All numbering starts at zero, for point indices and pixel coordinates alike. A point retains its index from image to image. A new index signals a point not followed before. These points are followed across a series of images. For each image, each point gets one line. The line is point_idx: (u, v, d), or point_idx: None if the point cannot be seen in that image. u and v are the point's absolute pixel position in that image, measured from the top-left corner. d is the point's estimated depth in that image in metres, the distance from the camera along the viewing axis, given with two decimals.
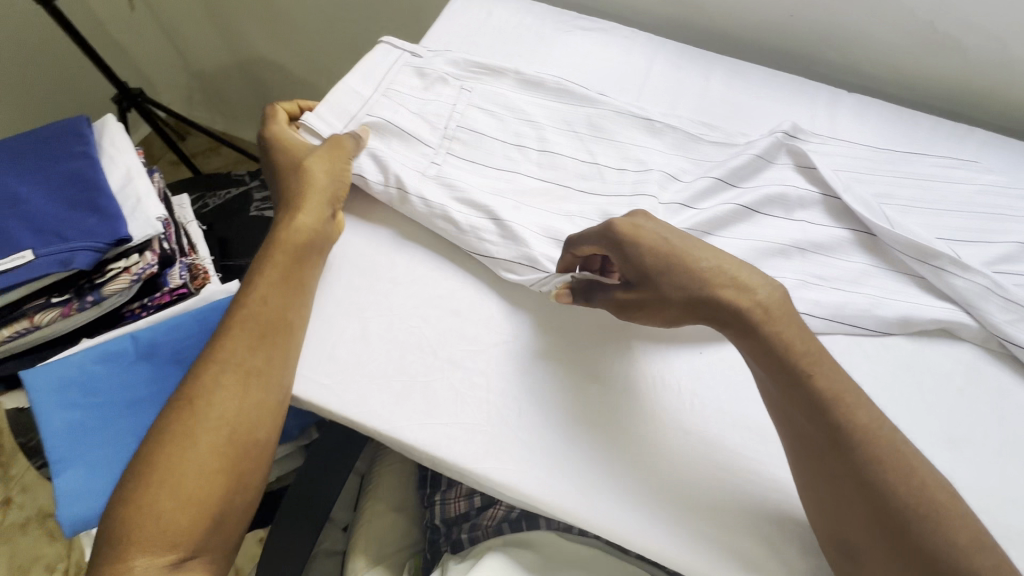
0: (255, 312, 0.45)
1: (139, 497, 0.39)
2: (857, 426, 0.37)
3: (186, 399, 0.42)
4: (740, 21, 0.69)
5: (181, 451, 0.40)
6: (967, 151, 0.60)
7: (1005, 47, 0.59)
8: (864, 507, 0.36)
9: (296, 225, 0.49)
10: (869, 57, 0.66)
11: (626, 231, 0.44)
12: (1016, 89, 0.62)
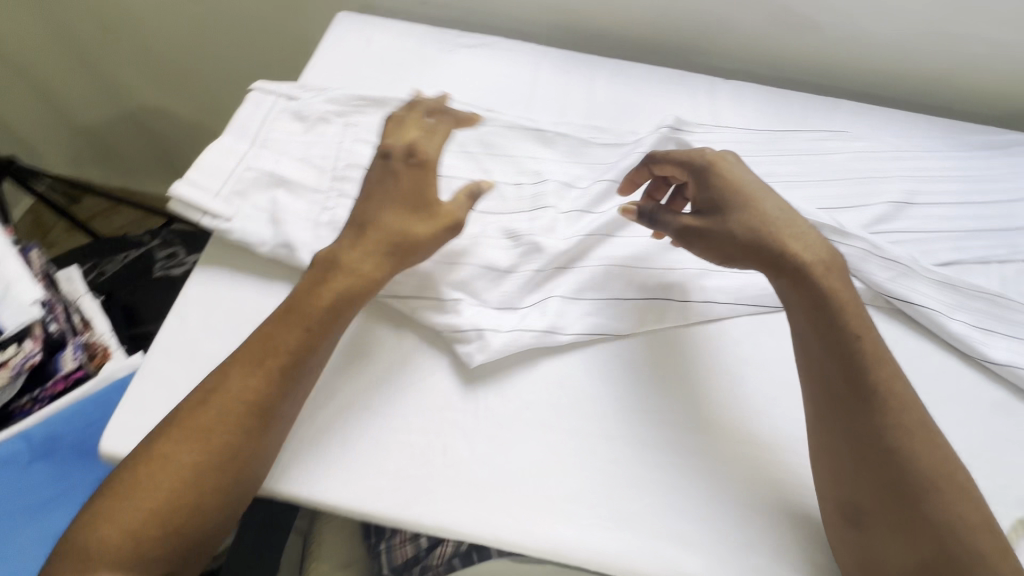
0: (292, 331, 0.41)
1: (105, 523, 0.36)
2: (895, 395, 0.40)
3: (174, 427, 0.38)
4: (615, 20, 0.67)
5: (160, 484, 0.36)
6: (840, 123, 0.62)
7: (853, 22, 0.62)
8: (881, 470, 0.39)
9: (358, 260, 0.44)
10: (743, 43, 0.67)
11: (710, 160, 0.47)
12: (869, 60, 0.65)
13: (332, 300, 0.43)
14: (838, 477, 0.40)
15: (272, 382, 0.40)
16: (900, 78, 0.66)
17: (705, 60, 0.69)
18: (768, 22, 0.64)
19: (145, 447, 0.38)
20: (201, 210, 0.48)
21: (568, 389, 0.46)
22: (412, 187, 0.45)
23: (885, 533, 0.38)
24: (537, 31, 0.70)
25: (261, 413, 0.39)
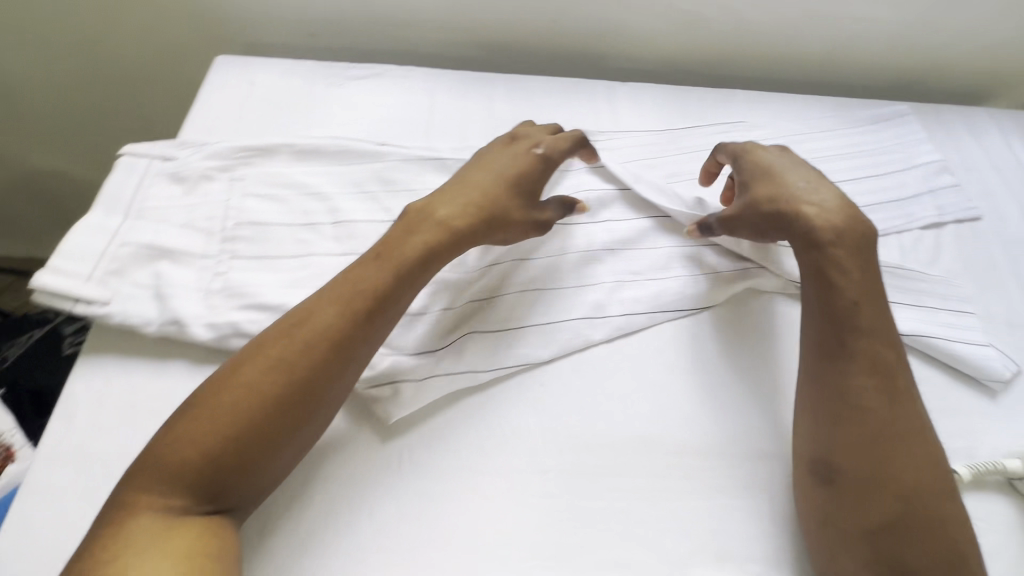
0: (390, 269, 0.43)
1: (180, 440, 0.35)
2: (892, 364, 0.42)
3: (312, 334, 0.39)
4: (508, 32, 0.66)
5: (231, 411, 0.36)
6: (739, 113, 0.63)
7: (735, 12, 0.63)
8: (863, 427, 0.40)
9: (452, 216, 0.46)
10: (636, 42, 0.67)
11: (753, 150, 0.51)
12: (756, 45, 0.66)
13: (408, 251, 0.44)
14: (819, 430, 0.42)
15: (355, 319, 0.40)
16: (791, 58, 0.68)
17: (605, 61, 0.69)
18: (659, 15, 0.64)
19: (229, 365, 0.38)
20: (73, 298, 0.44)
21: (501, 426, 0.45)
22: (519, 166, 0.50)
23: (860, 489, 0.39)
24: (432, 54, 0.69)
25: (340, 351, 0.39)
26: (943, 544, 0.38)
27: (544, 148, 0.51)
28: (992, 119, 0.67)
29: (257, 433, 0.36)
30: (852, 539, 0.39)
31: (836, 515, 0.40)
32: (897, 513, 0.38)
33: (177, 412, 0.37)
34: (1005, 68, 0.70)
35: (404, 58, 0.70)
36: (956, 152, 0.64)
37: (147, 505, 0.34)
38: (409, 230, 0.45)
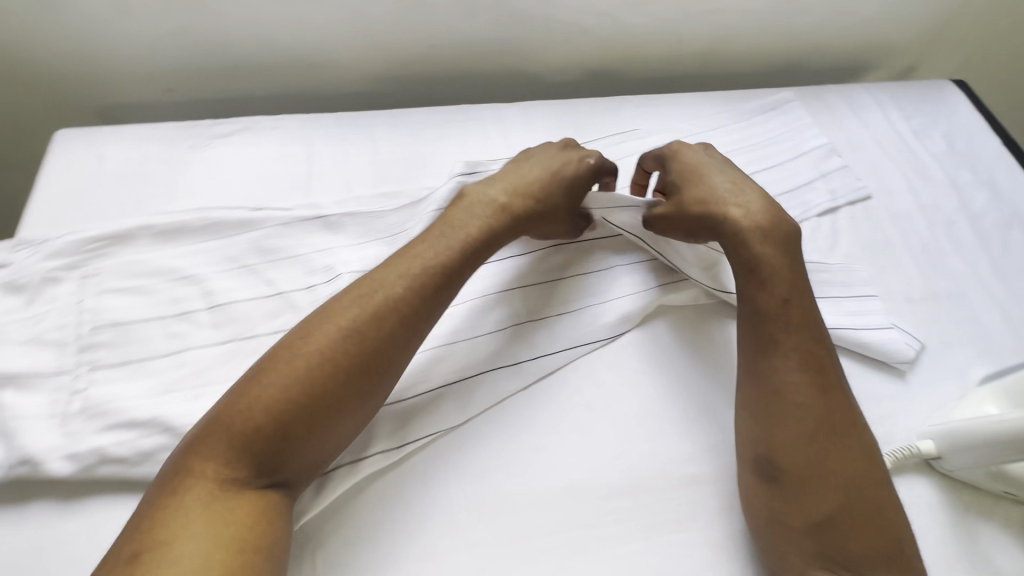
0: (478, 221, 0.57)
1: (318, 335, 0.48)
2: (793, 318, 0.54)
3: (410, 270, 0.52)
4: (433, 76, 0.81)
5: (356, 324, 0.48)
6: (628, 122, 0.77)
7: (614, 20, 0.78)
8: (789, 356, 0.52)
9: (508, 200, 0.59)
10: (541, 64, 0.82)
11: (679, 155, 0.63)
12: (640, 39, 0.81)
13: (487, 221, 0.57)
14: (753, 355, 0.54)
15: (448, 259, 0.53)
16: (692, 67, 0.86)
17: (540, 91, 0.86)
18: (576, 50, 0.81)
19: (359, 286, 0.51)
20: (50, 346, 0.52)
21: (462, 390, 0.55)
22: (572, 167, 0.61)
23: (784, 404, 0.51)
24: (376, 93, 0.82)
25: (440, 285, 0.52)
26: (845, 455, 0.49)
27: (593, 160, 0.61)
28: (865, 95, 0.83)
29: (370, 353, 0.48)
30: (780, 447, 0.50)
31: (763, 424, 0.51)
32: (810, 424, 0.50)
33: (315, 316, 0.49)
34: (851, 56, 0.91)
35: (352, 94, 0.81)
36: (836, 127, 0.79)
37: (281, 385, 0.45)
38: (483, 207, 0.58)
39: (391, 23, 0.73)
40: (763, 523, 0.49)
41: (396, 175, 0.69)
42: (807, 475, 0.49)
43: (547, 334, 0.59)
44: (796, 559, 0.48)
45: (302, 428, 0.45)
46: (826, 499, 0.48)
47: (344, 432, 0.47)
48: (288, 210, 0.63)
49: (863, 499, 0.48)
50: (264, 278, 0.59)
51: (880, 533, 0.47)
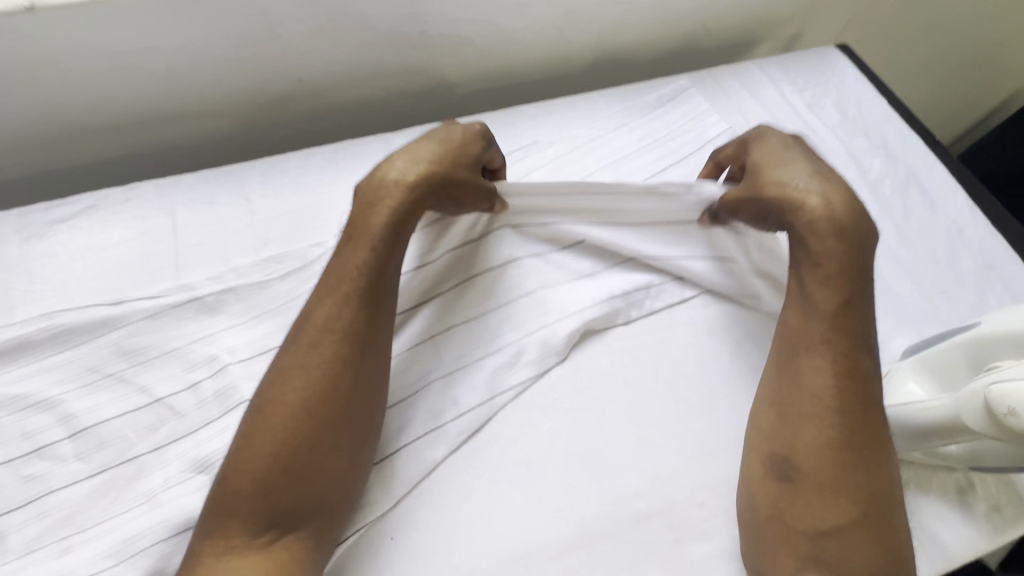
0: (379, 213, 0.52)
1: (275, 386, 0.47)
2: (844, 322, 0.51)
3: (337, 290, 0.50)
4: (309, 105, 0.74)
5: (305, 362, 0.47)
6: (527, 134, 0.73)
7: (494, 26, 0.72)
8: (828, 355, 0.50)
9: (403, 173, 0.53)
10: (425, 77, 0.77)
11: (759, 142, 0.60)
12: (524, 41, 0.76)
13: (388, 206, 0.52)
14: (794, 348, 0.52)
15: (370, 263, 0.51)
16: (580, 66, 0.85)
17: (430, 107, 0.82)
18: (458, 64, 0.77)
19: (298, 322, 0.50)
20: None
21: (387, 471, 0.51)
22: (462, 135, 0.57)
23: (813, 404, 0.49)
24: (247, 129, 0.74)
25: (372, 293, 0.50)
26: (869, 465, 0.47)
27: (481, 125, 0.59)
28: (756, 71, 0.82)
29: (326, 383, 0.47)
30: (802, 448, 0.48)
31: (786, 423, 0.50)
32: (838, 428, 0.48)
33: (272, 368, 0.48)
34: (738, 31, 0.90)
35: (218, 132, 0.73)
36: (733, 110, 0.78)
37: (259, 442, 0.45)
38: (381, 193, 0.53)
39: (246, 62, 0.65)
40: (762, 521, 0.48)
41: (280, 234, 0.62)
42: (825, 483, 0.47)
43: (469, 386, 0.55)
44: (790, 560, 0.46)
45: (286, 477, 0.44)
46: (836, 507, 0.46)
47: (332, 469, 0.46)
48: (152, 298, 0.54)
49: (878, 508, 0.46)
50: (135, 386, 0.51)
51: (884, 546, 0.45)
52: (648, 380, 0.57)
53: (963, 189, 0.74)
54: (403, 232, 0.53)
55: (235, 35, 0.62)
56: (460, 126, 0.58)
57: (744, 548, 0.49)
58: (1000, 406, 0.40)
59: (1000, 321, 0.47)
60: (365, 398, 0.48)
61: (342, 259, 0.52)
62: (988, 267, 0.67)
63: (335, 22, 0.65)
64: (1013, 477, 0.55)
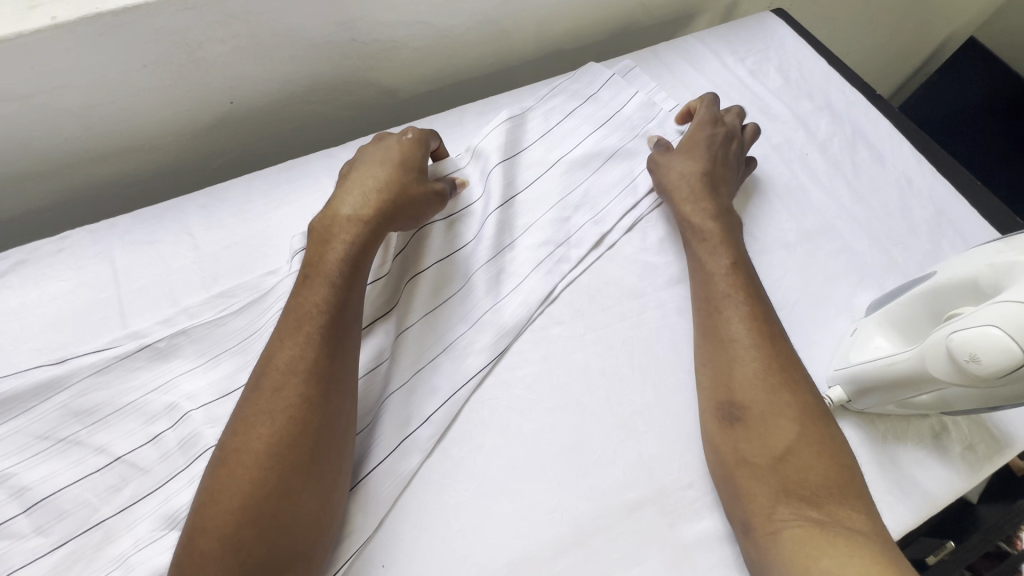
0: (337, 249, 0.55)
1: (236, 432, 0.46)
2: (733, 276, 0.58)
3: (297, 330, 0.50)
4: (245, 125, 0.71)
5: (266, 407, 0.47)
6: (475, 133, 0.72)
7: (427, 26, 0.70)
8: (733, 305, 0.56)
9: (357, 211, 0.57)
10: (363, 83, 0.74)
11: (724, 135, 0.68)
12: (461, 37, 0.75)
13: (343, 240, 0.55)
14: (704, 312, 0.57)
15: (330, 295, 0.53)
16: (522, 57, 0.84)
17: (373, 114, 0.80)
18: (397, 68, 0.74)
19: (256, 368, 0.50)
20: None
21: (369, 489, 0.50)
22: (402, 154, 0.62)
23: (735, 347, 0.54)
24: (180, 157, 0.70)
25: (335, 318, 0.52)
26: (798, 389, 0.51)
27: (413, 135, 0.63)
28: (698, 45, 0.82)
29: (291, 424, 0.46)
30: (740, 389, 0.52)
31: (719, 371, 0.53)
32: (761, 360, 0.52)
33: (230, 420, 0.47)
34: (676, 5, 0.90)
35: (150, 163, 0.69)
36: (678, 86, 0.78)
37: (227, 488, 0.43)
38: (338, 230, 0.56)
39: (172, 89, 0.62)
40: (732, 469, 0.49)
41: (230, 267, 0.59)
42: (765, 409, 0.50)
43: (433, 387, 0.55)
44: (765, 500, 0.47)
45: (255, 530, 0.42)
46: (782, 433, 0.49)
47: (304, 509, 0.44)
48: (97, 352, 0.51)
49: (816, 426, 0.49)
50: (92, 447, 0.48)
51: (831, 458, 0.48)
52: (624, 368, 0.57)
53: (906, 139, 0.76)
54: (365, 258, 0.56)
55: (153, 62, 0.58)
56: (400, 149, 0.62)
57: (726, 508, 0.50)
58: (961, 355, 0.40)
59: (953, 270, 0.48)
60: (331, 431, 0.47)
61: (301, 297, 0.53)
62: (939, 213, 0.69)
63: (260, 38, 0.61)
64: (982, 416, 0.56)
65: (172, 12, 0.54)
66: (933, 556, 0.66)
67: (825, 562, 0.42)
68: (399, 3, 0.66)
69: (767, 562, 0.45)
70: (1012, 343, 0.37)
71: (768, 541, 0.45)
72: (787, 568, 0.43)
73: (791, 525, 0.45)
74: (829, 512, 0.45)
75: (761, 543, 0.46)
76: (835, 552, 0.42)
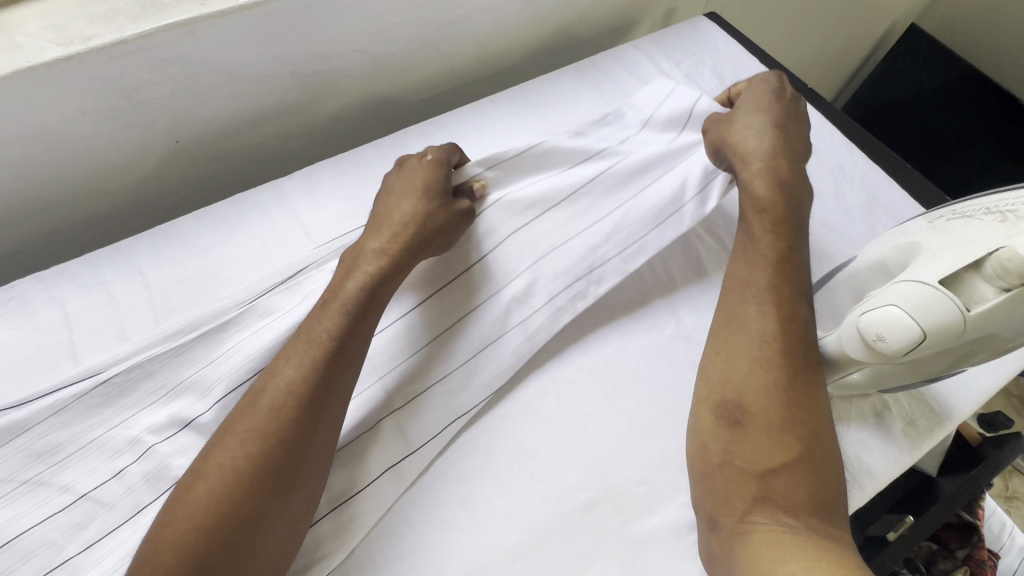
0: (360, 280, 0.55)
1: (223, 448, 0.46)
2: (776, 268, 0.55)
3: (303, 352, 0.50)
4: (194, 160, 0.72)
5: (254, 426, 0.46)
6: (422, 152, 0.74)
7: (366, 54, 0.73)
8: (770, 299, 0.53)
9: (382, 245, 0.58)
10: (310, 111, 0.76)
11: (791, 109, 0.66)
12: (403, 62, 0.77)
13: (366, 271, 0.56)
14: (740, 297, 0.55)
15: (340, 323, 0.52)
16: (467, 75, 0.86)
17: (323, 141, 0.82)
18: (342, 95, 0.77)
19: (255, 384, 0.50)
20: None
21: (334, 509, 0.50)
22: (424, 176, 0.62)
23: (760, 347, 0.51)
24: (132, 195, 0.71)
25: (340, 347, 0.51)
26: (816, 403, 0.49)
27: (432, 155, 0.63)
28: (635, 53, 0.85)
29: (277, 448, 0.46)
30: (750, 390, 0.49)
31: (734, 367, 0.51)
32: (787, 368, 0.49)
33: (220, 431, 0.47)
34: (613, 18, 0.94)
35: (102, 204, 0.70)
36: (618, 93, 0.81)
37: (200, 506, 0.43)
38: (361, 262, 0.57)
39: (115, 131, 0.63)
40: (713, 468, 0.49)
41: (181, 302, 0.60)
42: (768, 418, 0.48)
43: (417, 422, 0.55)
44: (738, 505, 0.46)
45: (223, 550, 0.42)
46: (783, 443, 0.47)
47: (271, 538, 0.44)
48: (56, 392, 0.51)
49: (820, 447, 0.47)
50: (57, 486, 0.49)
51: (819, 478, 0.47)
52: (574, 372, 0.59)
53: (838, 130, 0.79)
54: (386, 290, 0.56)
55: (93, 109, 0.59)
56: (427, 173, 0.62)
57: (695, 503, 0.50)
58: (869, 334, 0.42)
59: (870, 253, 0.51)
60: (311, 463, 0.47)
61: (318, 323, 0.52)
62: (872, 198, 0.72)
63: (199, 79, 0.63)
64: (921, 391, 0.58)
65: (105, 61, 0.56)
66: (894, 532, 0.65)
67: (791, 567, 0.41)
68: (334, 34, 0.68)
69: (730, 561, 0.45)
70: (911, 320, 0.40)
71: (735, 541, 0.45)
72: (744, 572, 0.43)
73: (761, 529, 0.44)
74: (800, 525, 0.44)
75: (728, 541, 0.46)
76: (799, 561, 0.41)
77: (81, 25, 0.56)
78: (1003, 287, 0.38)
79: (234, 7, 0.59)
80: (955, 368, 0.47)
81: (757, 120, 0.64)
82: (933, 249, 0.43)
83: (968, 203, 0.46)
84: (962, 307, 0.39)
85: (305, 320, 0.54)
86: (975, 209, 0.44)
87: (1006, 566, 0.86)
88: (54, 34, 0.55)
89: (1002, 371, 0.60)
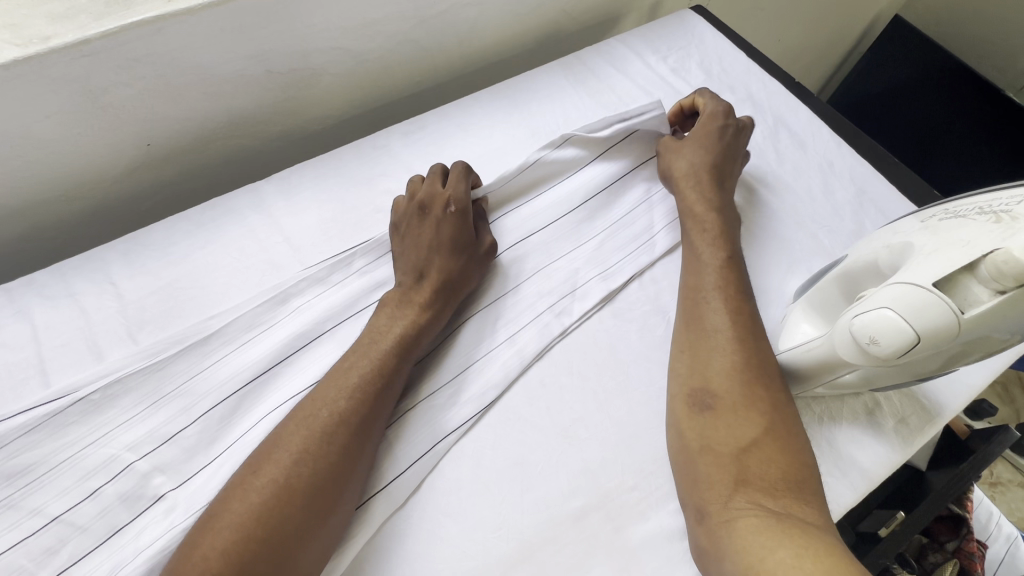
0: (411, 321, 0.56)
1: (269, 465, 0.46)
2: (719, 269, 0.58)
3: (356, 380, 0.51)
4: (167, 161, 0.69)
5: (305, 445, 0.47)
6: (404, 152, 0.72)
7: (346, 51, 0.70)
8: (720, 297, 0.56)
9: (429, 290, 0.58)
10: (288, 111, 0.74)
11: (731, 137, 0.69)
12: (383, 60, 0.75)
13: (415, 316, 0.56)
14: (693, 298, 0.57)
15: (391, 358, 0.53)
16: (450, 72, 0.84)
17: (304, 140, 0.80)
18: (322, 95, 0.74)
19: (301, 406, 0.50)
20: None
21: None
22: (464, 215, 0.62)
23: (717, 337, 0.53)
24: (104, 199, 0.68)
25: (388, 379, 0.52)
26: (773, 386, 0.51)
27: (459, 200, 0.62)
28: (622, 47, 0.83)
29: (326, 469, 0.46)
30: (715, 376, 0.51)
31: (697, 358, 0.53)
32: (740, 355, 0.52)
33: (264, 446, 0.48)
34: (599, 11, 0.92)
35: (71, 209, 0.67)
36: (605, 89, 0.79)
37: (249, 521, 0.43)
38: (409, 304, 0.57)
39: (82, 135, 0.60)
40: (695, 454, 0.48)
41: (156, 313, 0.58)
42: (735, 401, 0.49)
43: (408, 435, 0.53)
44: (723, 489, 0.46)
45: (268, 565, 0.42)
46: (749, 424, 0.48)
47: (313, 558, 0.44)
48: (26, 411, 0.49)
49: (786, 424, 0.49)
50: (26, 509, 0.47)
51: (794, 456, 0.47)
52: (563, 377, 0.58)
53: (825, 124, 0.78)
54: (430, 335, 0.57)
55: (57, 113, 0.57)
56: (467, 216, 0.62)
57: (681, 497, 0.49)
58: (862, 337, 0.41)
59: (860, 253, 0.51)
60: (353, 486, 0.48)
61: (369, 354, 0.53)
62: (860, 193, 0.71)
63: (169, 79, 0.61)
64: (909, 390, 0.58)
65: (67, 62, 0.53)
66: (885, 528, 0.65)
67: (780, 554, 0.40)
68: (310, 31, 0.65)
69: (720, 551, 0.44)
70: (905, 324, 0.39)
71: (722, 529, 0.44)
72: (738, 558, 0.42)
73: (746, 514, 0.44)
74: (785, 505, 0.44)
75: (715, 531, 0.45)
76: (792, 545, 0.41)
77: (40, 24, 0.53)
78: (998, 289, 0.38)
79: (204, 4, 0.56)
80: (946, 368, 0.47)
81: (696, 152, 0.68)
82: (926, 249, 0.42)
83: (960, 202, 0.45)
84: (956, 310, 0.38)
85: (353, 348, 0.54)
86: (968, 208, 0.43)
87: (994, 555, 0.87)
88: (11, 34, 0.52)
89: (991, 368, 0.60)
